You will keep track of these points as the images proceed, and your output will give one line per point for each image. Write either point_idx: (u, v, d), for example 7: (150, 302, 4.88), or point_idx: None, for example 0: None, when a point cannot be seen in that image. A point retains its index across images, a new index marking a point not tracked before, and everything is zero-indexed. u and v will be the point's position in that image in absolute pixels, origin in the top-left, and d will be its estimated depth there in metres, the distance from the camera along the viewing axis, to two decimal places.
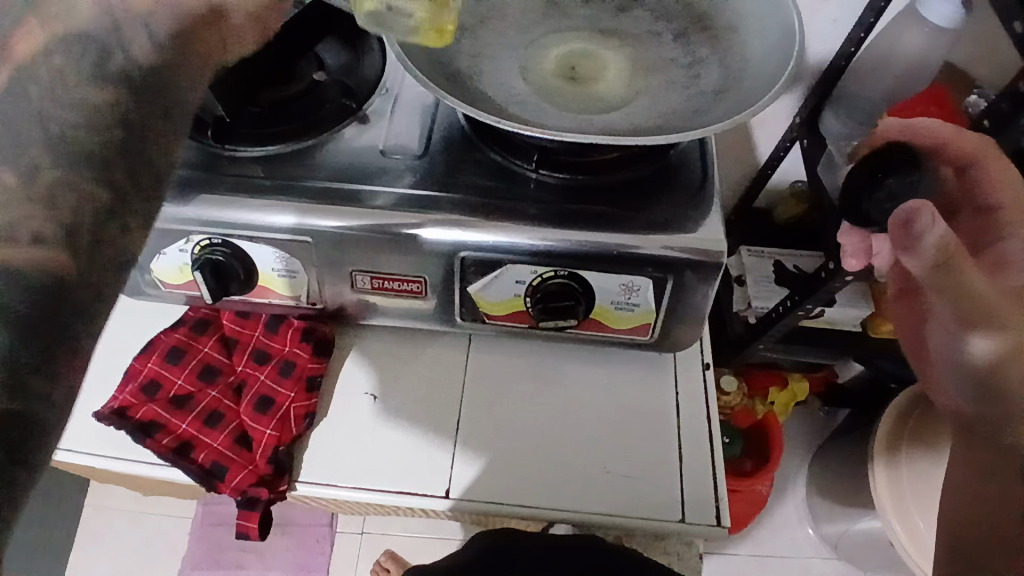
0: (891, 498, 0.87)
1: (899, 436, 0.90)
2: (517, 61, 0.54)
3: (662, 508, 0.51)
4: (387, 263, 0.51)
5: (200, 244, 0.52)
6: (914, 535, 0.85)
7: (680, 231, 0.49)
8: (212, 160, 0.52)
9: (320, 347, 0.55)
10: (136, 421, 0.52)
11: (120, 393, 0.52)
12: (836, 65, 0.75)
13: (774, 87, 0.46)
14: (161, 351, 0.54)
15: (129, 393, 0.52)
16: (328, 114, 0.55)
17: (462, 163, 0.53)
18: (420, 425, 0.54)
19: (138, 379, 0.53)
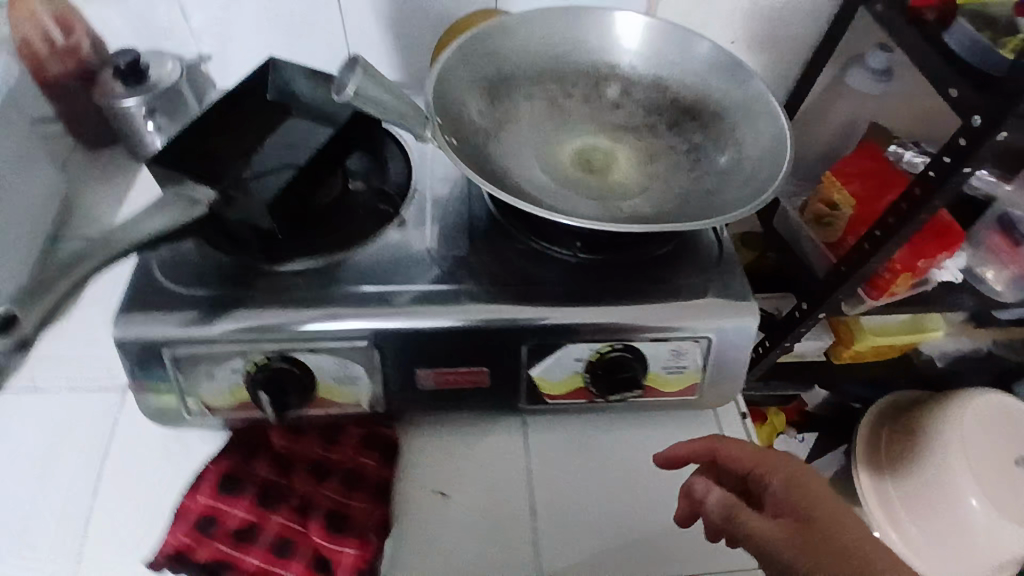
0: (883, 510, 0.99)
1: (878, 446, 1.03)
2: (540, 158, 0.59)
3: (739, 558, 0.53)
4: (448, 358, 0.52)
5: (254, 361, 0.50)
6: (908, 540, 0.97)
7: (714, 293, 0.55)
8: (257, 277, 0.53)
9: (385, 455, 0.55)
10: (200, 563, 0.48)
11: (174, 536, 0.49)
12: None
13: (775, 168, 0.54)
14: (213, 483, 0.52)
15: (183, 533, 0.49)
16: (367, 222, 0.57)
17: (505, 257, 0.57)
18: (496, 520, 0.53)
19: (191, 517, 0.50)
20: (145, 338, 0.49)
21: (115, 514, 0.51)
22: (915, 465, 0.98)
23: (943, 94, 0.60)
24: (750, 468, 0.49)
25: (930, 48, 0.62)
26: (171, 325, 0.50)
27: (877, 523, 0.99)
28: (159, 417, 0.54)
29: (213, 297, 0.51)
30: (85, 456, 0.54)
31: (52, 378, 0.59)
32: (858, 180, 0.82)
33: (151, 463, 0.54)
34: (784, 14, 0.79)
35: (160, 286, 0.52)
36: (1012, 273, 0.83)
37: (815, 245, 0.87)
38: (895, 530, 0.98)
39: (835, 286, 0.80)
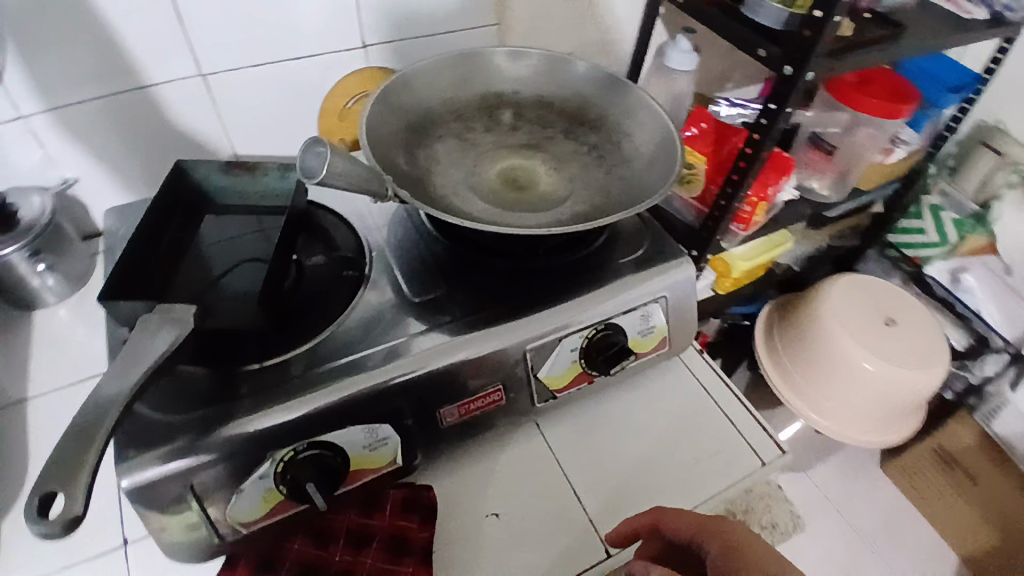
0: (790, 389, 1.22)
1: (773, 341, 1.27)
2: (473, 189, 0.65)
3: (744, 462, 0.63)
4: (468, 385, 0.56)
5: (281, 460, 0.49)
6: (816, 407, 1.19)
7: (653, 262, 0.64)
8: (245, 380, 0.51)
9: (427, 515, 0.55)
10: None
11: None
12: None
13: (667, 149, 0.65)
14: (250, 561, 0.51)
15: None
16: (339, 292, 0.58)
17: (478, 282, 0.62)
18: (551, 515, 0.57)
19: None
20: (157, 477, 0.46)
21: None
22: (802, 344, 1.21)
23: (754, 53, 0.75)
24: (694, 533, 0.50)
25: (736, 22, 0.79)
26: (182, 454, 0.47)
27: (790, 403, 1.21)
28: (184, 556, 0.50)
29: (209, 413, 0.49)
30: None
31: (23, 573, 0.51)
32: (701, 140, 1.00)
33: None
34: (611, 18, 0.93)
35: (143, 418, 0.49)
36: (830, 178, 1.05)
37: (683, 201, 1.02)
38: (804, 402, 1.20)
39: (712, 230, 0.96)
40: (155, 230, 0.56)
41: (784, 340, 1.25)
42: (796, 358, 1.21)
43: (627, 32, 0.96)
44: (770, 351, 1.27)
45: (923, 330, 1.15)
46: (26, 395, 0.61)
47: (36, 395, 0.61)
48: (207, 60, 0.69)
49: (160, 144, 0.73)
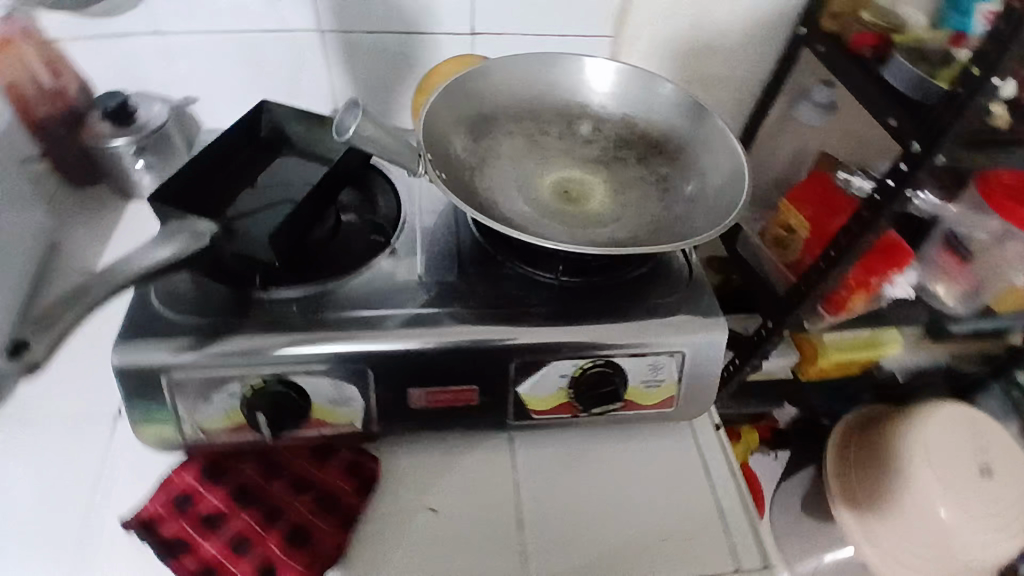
0: (845, 500, 1.09)
1: (847, 438, 1.12)
2: (521, 190, 0.64)
3: (717, 561, 0.55)
4: (441, 376, 0.55)
5: (250, 386, 0.52)
6: (869, 531, 1.07)
7: (681, 313, 0.58)
8: (247, 305, 0.55)
9: (365, 485, 0.55)
10: (164, 538, 0.51)
11: (153, 503, 0.53)
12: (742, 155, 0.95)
13: (733, 198, 0.59)
14: (202, 467, 0.55)
15: (163, 503, 0.53)
16: (359, 252, 0.60)
17: (491, 281, 0.60)
18: (487, 531, 0.55)
19: (173, 490, 0.53)
20: (144, 364, 0.51)
21: (101, 545, 0.51)
22: (877, 459, 1.06)
23: (884, 122, 0.68)
24: None
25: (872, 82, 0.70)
26: (169, 350, 0.51)
27: (837, 514, 1.09)
28: (153, 442, 0.55)
29: (207, 323, 0.54)
30: (71, 484, 0.54)
31: (42, 409, 0.60)
32: (811, 205, 0.89)
33: (139, 488, 0.54)
34: (738, 55, 0.88)
35: (156, 310, 0.54)
36: (960, 288, 0.91)
37: (777, 265, 0.95)
38: (853, 518, 1.08)
39: (795, 303, 0.88)
40: (228, 153, 0.63)
41: (860, 445, 1.10)
42: (865, 471, 1.07)
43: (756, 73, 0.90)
44: (840, 451, 1.11)
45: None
46: (98, 266, 0.71)
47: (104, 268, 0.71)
48: (332, 19, 0.76)
49: (273, 85, 0.82)
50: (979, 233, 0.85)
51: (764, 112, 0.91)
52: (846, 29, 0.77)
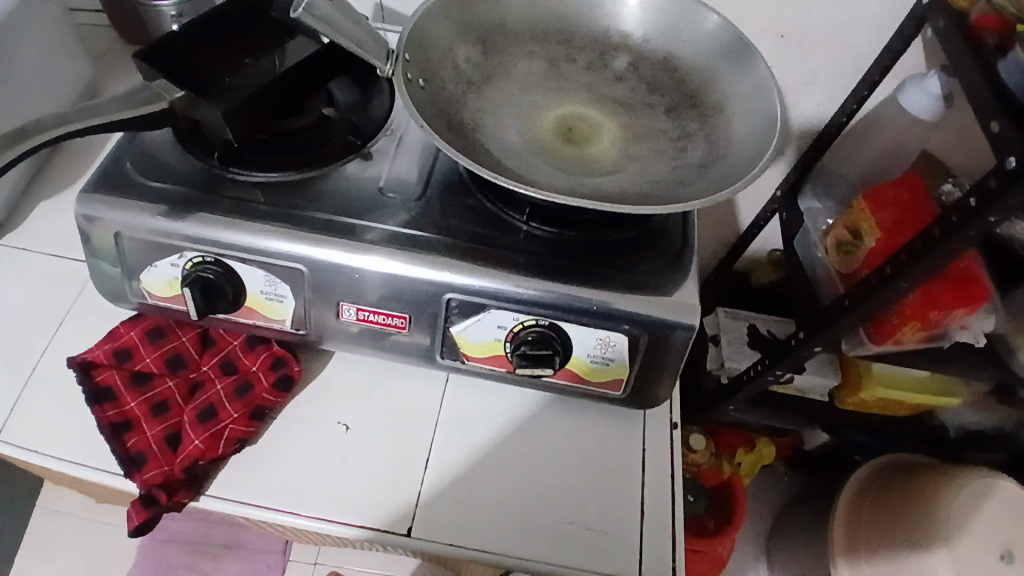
0: (843, 539, 1.03)
1: (868, 486, 1.05)
2: (519, 117, 0.57)
3: (621, 562, 0.51)
4: (374, 296, 0.52)
5: (193, 261, 0.52)
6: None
7: (656, 292, 0.51)
8: (212, 179, 0.54)
9: (284, 381, 0.54)
10: (96, 383, 0.54)
11: (97, 348, 0.56)
12: (827, 136, 0.82)
13: (752, 168, 0.49)
14: (146, 327, 0.57)
15: (104, 351, 0.56)
16: (332, 151, 0.57)
17: (456, 209, 0.55)
18: (392, 461, 0.54)
19: (116, 342, 0.56)
20: (98, 218, 0.52)
21: (54, 375, 0.56)
22: (894, 504, 0.99)
23: (986, 129, 0.57)
24: None
25: (986, 76, 0.59)
26: (122, 206, 0.52)
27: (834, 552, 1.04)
28: (109, 294, 0.56)
29: (166, 190, 0.53)
30: (42, 316, 0.59)
31: (42, 238, 0.65)
32: (889, 209, 0.75)
33: (97, 332, 0.58)
34: (843, 16, 0.74)
35: (126, 168, 0.55)
36: None
37: (829, 271, 0.83)
38: (847, 561, 1.02)
39: (834, 319, 0.77)
40: (233, 22, 0.60)
41: (880, 491, 1.03)
42: (874, 514, 1.01)
43: (868, 41, 0.76)
44: (854, 495, 1.06)
45: None
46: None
47: None
48: None
49: None
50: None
51: (860, 90, 0.77)
52: (973, 7, 0.64)
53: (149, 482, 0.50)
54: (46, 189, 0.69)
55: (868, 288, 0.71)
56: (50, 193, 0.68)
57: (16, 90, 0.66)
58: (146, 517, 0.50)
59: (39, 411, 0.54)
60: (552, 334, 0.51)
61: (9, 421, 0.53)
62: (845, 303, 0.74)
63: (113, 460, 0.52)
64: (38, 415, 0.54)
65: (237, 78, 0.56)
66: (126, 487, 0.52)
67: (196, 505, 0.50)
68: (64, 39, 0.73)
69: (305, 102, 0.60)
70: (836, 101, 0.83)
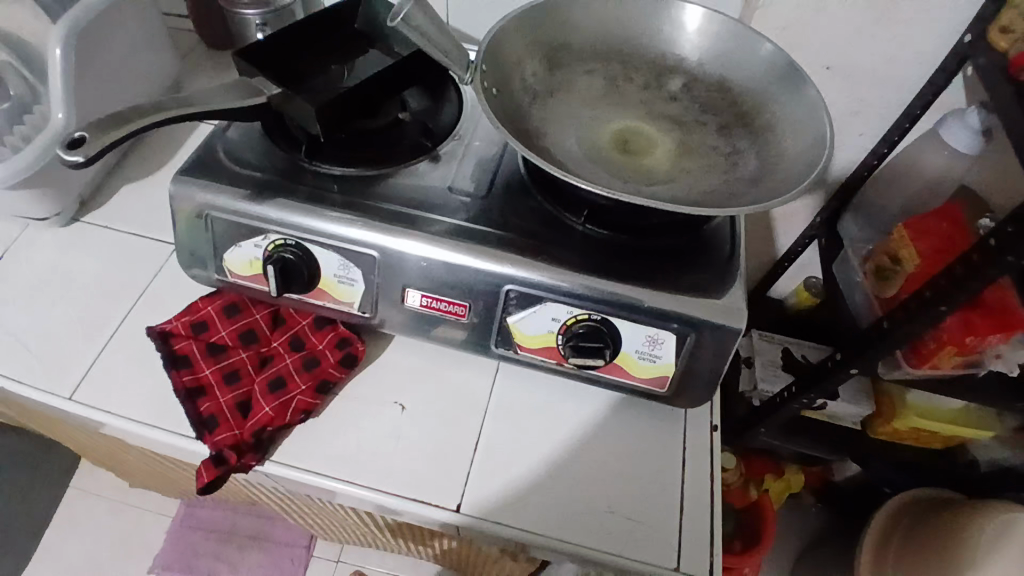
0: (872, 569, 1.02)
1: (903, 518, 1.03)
2: (579, 127, 0.61)
3: (658, 554, 0.53)
4: (438, 284, 0.56)
5: (274, 243, 0.57)
6: None
7: (705, 295, 0.54)
8: (295, 170, 0.59)
9: (348, 359, 0.58)
10: (175, 350, 0.59)
11: (176, 320, 0.60)
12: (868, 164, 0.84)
13: (802, 182, 0.52)
14: (222, 302, 0.61)
15: (182, 323, 0.60)
16: (404, 150, 0.62)
17: (516, 209, 0.59)
18: (443, 441, 0.57)
19: (194, 315, 0.61)
20: (193, 199, 0.57)
21: (128, 343, 0.61)
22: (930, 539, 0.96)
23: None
24: None
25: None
26: (216, 189, 0.57)
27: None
28: (189, 269, 0.61)
29: (254, 177, 0.58)
30: (123, 288, 0.64)
31: (126, 218, 0.70)
32: (930, 238, 0.77)
33: (170, 308, 0.63)
34: (888, 50, 0.77)
35: (221, 155, 0.60)
36: None
37: (867, 295, 0.84)
38: None
39: (870, 341, 0.78)
40: (321, 31, 0.66)
41: (916, 523, 1.00)
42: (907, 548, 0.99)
43: (911, 76, 0.79)
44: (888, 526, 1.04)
45: None
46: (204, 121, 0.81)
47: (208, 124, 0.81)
48: None
49: None
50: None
51: (902, 122, 0.80)
52: (1015, 46, 0.67)
53: (220, 443, 0.54)
54: (131, 174, 0.75)
55: (907, 311, 0.72)
56: (133, 178, 0.74)
57: (113, 83, 0.73)
58: (215, 476, 0.54)
59: (113, 377, 0.58)
60: (604, 328, 0.54)
61: (84, 384, 0.58)
62: (883, 326, 0.76)
63: (184, 422, 0.56)
64: (111, 381, 0.58)
65: (323, 81, 0.61)
66: (194, 448, 0.55)
67: (261, 468, 0.54)
68: (156, 41, 0.80)
69: (381, 107, 0.66)
70: (880, 131, 0.85)
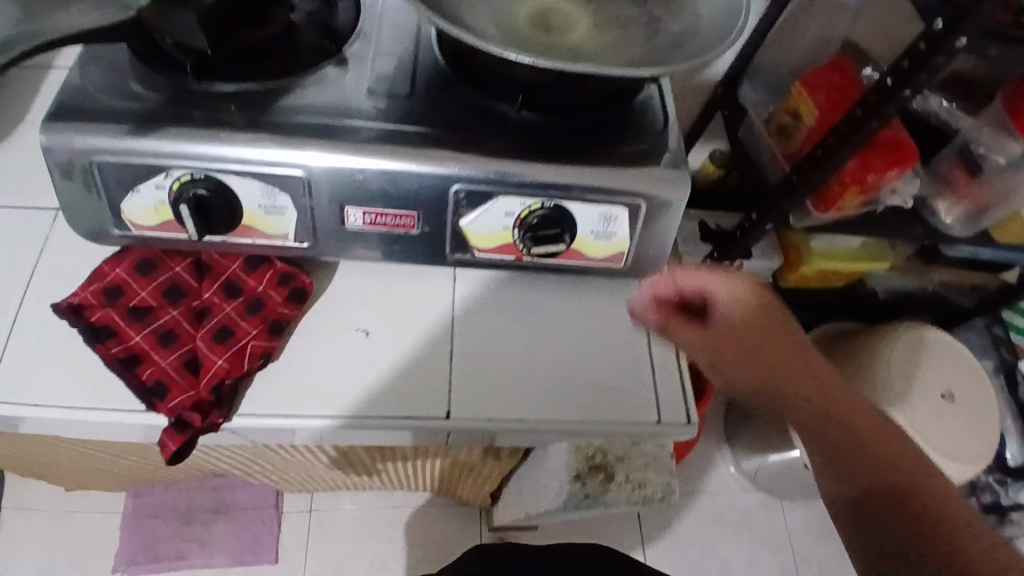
0: None
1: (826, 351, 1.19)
2: (494, 10, 0.57)
3: (638, 413, 0.57)
4: (381, 198, 0.52)
5: (180, 180, 0.49)
6: None
7: (648, 164, 0.55)
8: (185, 95, 0.51)
9: (296, 294, 0.55)
10: (90, 322, 0.52)
11: (83, 290, 0.53)
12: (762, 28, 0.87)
13: (724, 39, 0.53)
14: (132, 260, 0.54)
15: (92, 292, 0.53)
16: (307, 57, 0.55)
17: (447, 105, 0.55)
18: (418, 359, 0.56)
19: (103, 281, 0.53)
20: (69, 145, 0.48)
21: (29, 327, 0.52)
22: (857, 363, 1.12)
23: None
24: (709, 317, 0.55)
25: None
26: (92, 128, 0.48)
27: None
28: (82, 229, 0.53)
29: (136, 108, 0.50)
30: (5, 268, 0.55)
31: None
32: (824, 90, 0.82)
33: (70, 280, 0.55)
34: None
35: (88, 90, 0.51)
36: (964, 209, 0.91)
37: (773, 154, 0.90)
38: None
39: (784, 195, 0.84)
40: None
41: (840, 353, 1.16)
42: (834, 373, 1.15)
43: None
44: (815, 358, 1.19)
45: (978, 414, 1.08)
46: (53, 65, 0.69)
47: (59, 68, 0.69)
48: None
49: None
50: (996, 157, 0.85)
51: None
52: None
53: (178, 407, 0.49)
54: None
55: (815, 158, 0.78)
56: None
57: None
58: (182, 441, 0.49)
59: (21, 371, 0.50)
60: (556, 213, 0.53)
61: None
62: (793, 179, 0.82)
63: (125, 397, 0.50)
64: (23, 374, 0.50)
65: None
66: (145, 422, 0.50)
67: (230, 425, 0.50)
68: None
69: None
70: None
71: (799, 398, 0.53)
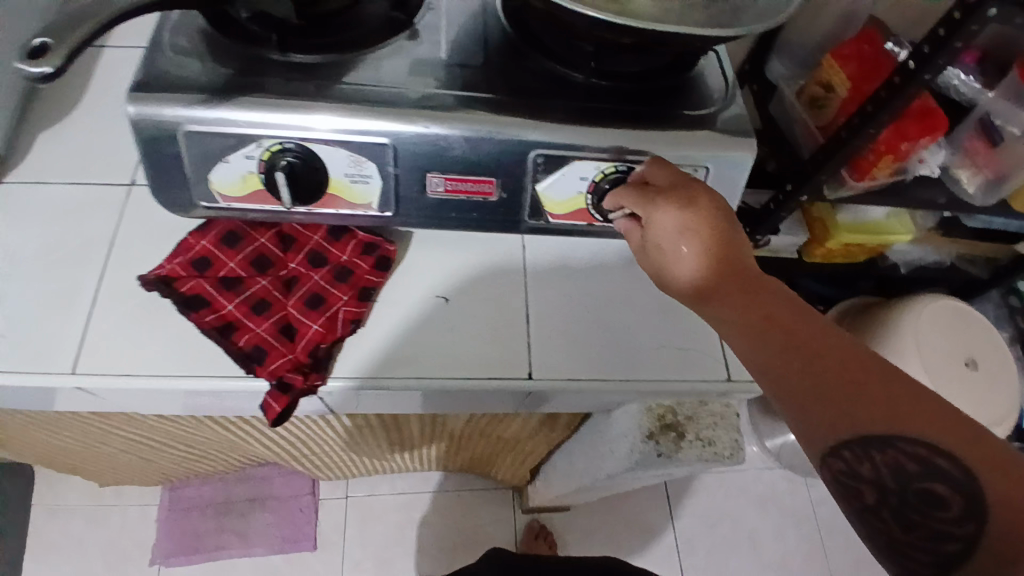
0: None
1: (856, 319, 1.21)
2: None
3: (708, 370, 0.59)
4: (461, 164, 0.53)
5: (270, 149, 0.51)
6: None
7: (716, 126, 0.56)
8: (267, 66, 0.52)
9: (380, 263, 0.57)
10: (183, 292, 0.54)
11: (170, 263, 0.54)
12: None
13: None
14: (217, 233, 0.56)
15: (178, 264, 0.54)
16: (379, 27, 0.57)
17: (517, 73, 0.57)
18: (496, 322, 0.57)
19: (191, 253, 0.55)
20: (160, 117, 0.49)
21: (117, 301, 0.54)
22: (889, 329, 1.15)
23: None
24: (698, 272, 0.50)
25: None
26: (179, 98, 0.49)
27: None
28: (166, 202, 0.54)
29: (222, 79, 0.51)
30: (88, 246, 0.56)
31: (57, 169, 0.61)
32: (854, 61, 0.86)
33: (153, 255, 0.56)
34: None
35: (173, 63, 0.52)
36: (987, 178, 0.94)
37: (807, 127, 0.92)
38: None
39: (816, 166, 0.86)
40: None
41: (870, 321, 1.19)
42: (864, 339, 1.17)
43: None
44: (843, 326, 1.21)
45: (1000, 384, 1.13)
46: (107, 45, 0.70)
47: (113, 48, 0.70)
48: None
49: None
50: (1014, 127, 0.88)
51: None
52: None
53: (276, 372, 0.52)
54: (48, 124, 0.64)
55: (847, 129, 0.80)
56: (51, 127, 0.64)
57: None
58: (286, 403, 0.52)
59: (114, 342, 0.52)
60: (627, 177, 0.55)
61: (84, 355, 0.52)
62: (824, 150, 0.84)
63: (220, 363, 0.52)
64: (115, 346, 0.52)
65: None
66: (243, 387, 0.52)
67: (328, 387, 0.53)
68: None
69: None
70: None
71: (819, 358, 0.44)
